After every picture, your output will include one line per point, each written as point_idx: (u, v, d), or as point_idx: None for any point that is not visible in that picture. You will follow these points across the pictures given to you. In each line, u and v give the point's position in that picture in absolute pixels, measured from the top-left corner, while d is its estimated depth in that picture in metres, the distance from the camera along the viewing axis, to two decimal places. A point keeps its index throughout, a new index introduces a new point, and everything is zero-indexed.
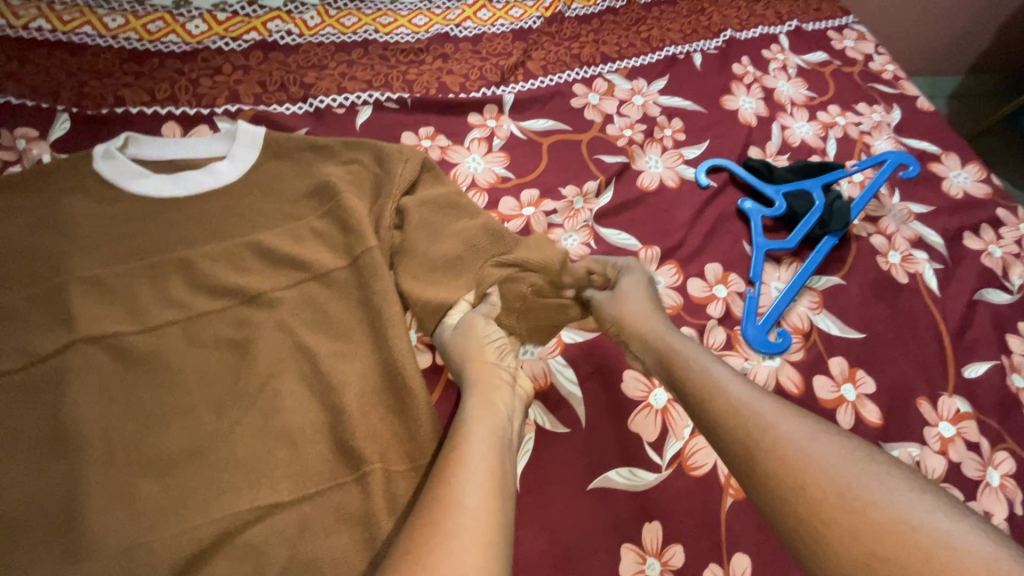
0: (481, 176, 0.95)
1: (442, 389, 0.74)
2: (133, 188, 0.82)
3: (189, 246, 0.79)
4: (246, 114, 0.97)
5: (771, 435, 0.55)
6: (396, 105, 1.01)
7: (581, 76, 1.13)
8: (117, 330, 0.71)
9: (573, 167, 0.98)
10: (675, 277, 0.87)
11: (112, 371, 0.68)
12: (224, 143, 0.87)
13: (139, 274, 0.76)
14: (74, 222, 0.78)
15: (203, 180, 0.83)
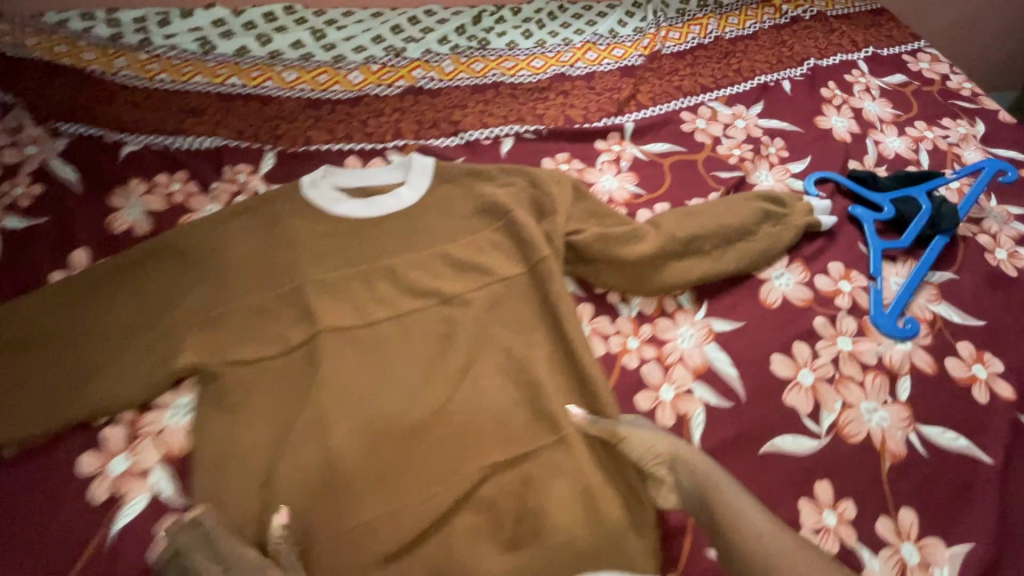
0: (617, 193, 1.08)
1: (617, 373, 0.84)
2: (338, 211, 0.98)
3: (389, 257, 0.94)
4: (411, 147, 1.14)
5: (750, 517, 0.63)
6: (533, 135, 1.17)
7: (686, 104, 1.27)
8: (346, 324, 0.85)
9: (695, 183, 1.11)
10: (802, 274, 0.96)
11: (348, 356, 0.83)
12: (400, 173, 1.03)
13: (354, 279, 0.91)
14: (296, 238, 0.94)
15: (389, 204, 0.99)
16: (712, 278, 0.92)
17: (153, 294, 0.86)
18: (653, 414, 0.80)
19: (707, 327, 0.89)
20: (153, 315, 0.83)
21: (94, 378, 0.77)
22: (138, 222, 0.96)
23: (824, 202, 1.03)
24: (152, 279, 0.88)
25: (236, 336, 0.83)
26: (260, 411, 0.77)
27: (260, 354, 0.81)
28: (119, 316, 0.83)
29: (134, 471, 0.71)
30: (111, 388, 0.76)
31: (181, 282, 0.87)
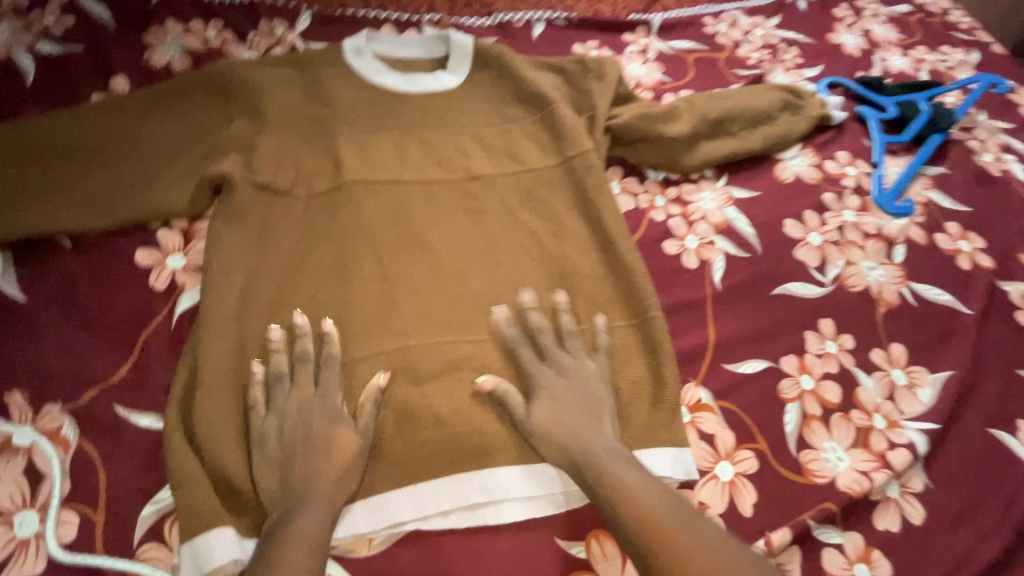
0: (644, 78, 1.13)
1: (645, 225, 0.90)
2: (379, 80, 0.96)
3: (427, 110, 0.96)
4: (446, 23, 1.15)
5: (700, 553, 0.57)
6: (564, 23, 1.19)
7: (710, 10, 1.31)
8: (389, 163, 0.88)
9: (716, 77, 1.17)
10: (813, 158, 1.03)
11: (392, 189, 0.86)
12: (440, 53, 1.02)
13: (392, 127, 0.93)
14: (334, 80, 0.94)
15: (430, 84, 0.98)
16: (736, 154, 0.98)
17: (194, 123, 0.83)
18: (678, 257, 0.86)
19: (728, 193, 0.96)
20: (195, 139, 0.82)
21: (142, 187, 0.77)
22: (176, 60, 0.96)
23: (837, 99, 1.10)
24: (193, 112, 0.84)
25: (280, 159, 0.84)
26: (306, 228, 0.80)
27: (305, 179, 0.84)
28: (161, 138, 0.81)
29: (192, 271, 0.76)
30: (160, 197, 0.77)
31: (221, 114, 0.85)
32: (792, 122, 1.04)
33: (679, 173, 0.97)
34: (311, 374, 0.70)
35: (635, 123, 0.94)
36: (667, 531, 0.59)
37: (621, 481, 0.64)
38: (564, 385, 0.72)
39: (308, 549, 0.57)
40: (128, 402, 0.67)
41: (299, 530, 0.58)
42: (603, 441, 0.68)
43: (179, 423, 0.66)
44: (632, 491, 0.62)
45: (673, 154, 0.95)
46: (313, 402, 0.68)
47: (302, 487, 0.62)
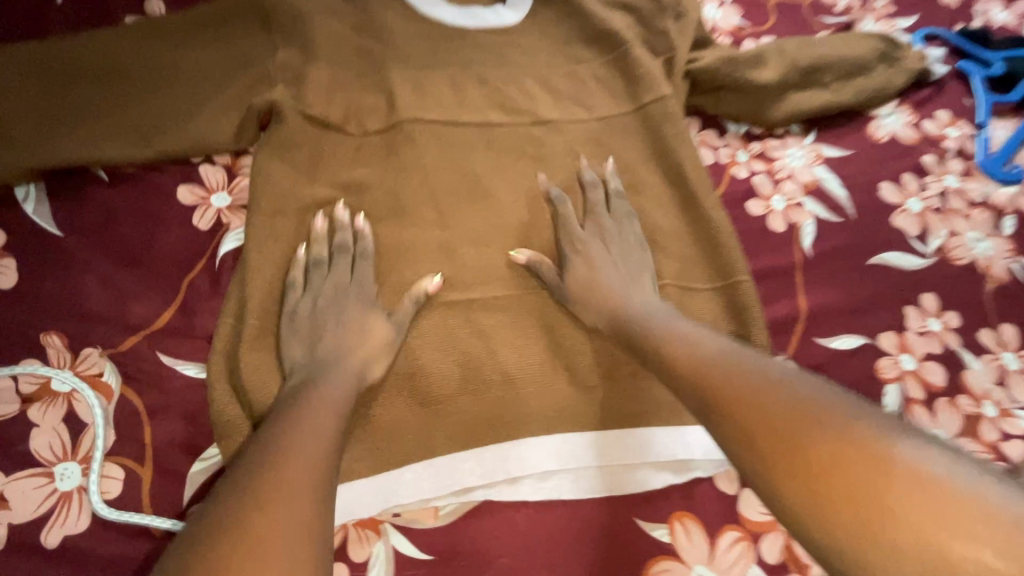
0: (721, 23, 1.02)
1: (726, 183, 0.82)
2: (433, 12, 0.87)
3: (487, 47, 0.87)
4: None
5: (824, 417, 0.47)
6: None
7: None
8: (450, 104, 0.81)
9: (799, 25, 1.05)
10: (911, 116, 0.93)
11: (453, 132, 0.79)
12: None
13: (448, 66, 0.84)
14: (388, 10, 0.85)
15: (489, 17, 0.88)
16: (828, 107, 0.88)
17: (235, 49, 0.77)
18: (764, 220, 0.78)
19: (817, 151, 0.86)
20: (236, 69, 0.75)
21: (183, 119, 0.72)
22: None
23: (939, 52, 0.98)
24: (232, 35, 0.77)
25: (333, 96, 0.77)
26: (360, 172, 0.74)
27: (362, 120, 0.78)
28: (201, 66, 0.74)
29: (236, 210, 0.70)
30: (202, 131, 0.72)
31: (264, 41, 0.78)
32: (889, 75, 0.93)
33: (762, 127, 0.88)
34: (346, 266, 0.68)
35: (719, 68, 0.84)
36: (800, 413, 0.48)
37: (689, 351, 0.59)
38: (609, 285, 0.69)
39: (330, 414, 0.55)
40: (171, 347, 0.62)
41: (322, 398, 0.56)
42: (652, 313, 0.66)
43: (225, 368, 0.62)
44: (721, 375, 0.54)
45: (758, 104, 0.85)
46: (348, 289, 0.66)
47: (331, 354, 0.61)
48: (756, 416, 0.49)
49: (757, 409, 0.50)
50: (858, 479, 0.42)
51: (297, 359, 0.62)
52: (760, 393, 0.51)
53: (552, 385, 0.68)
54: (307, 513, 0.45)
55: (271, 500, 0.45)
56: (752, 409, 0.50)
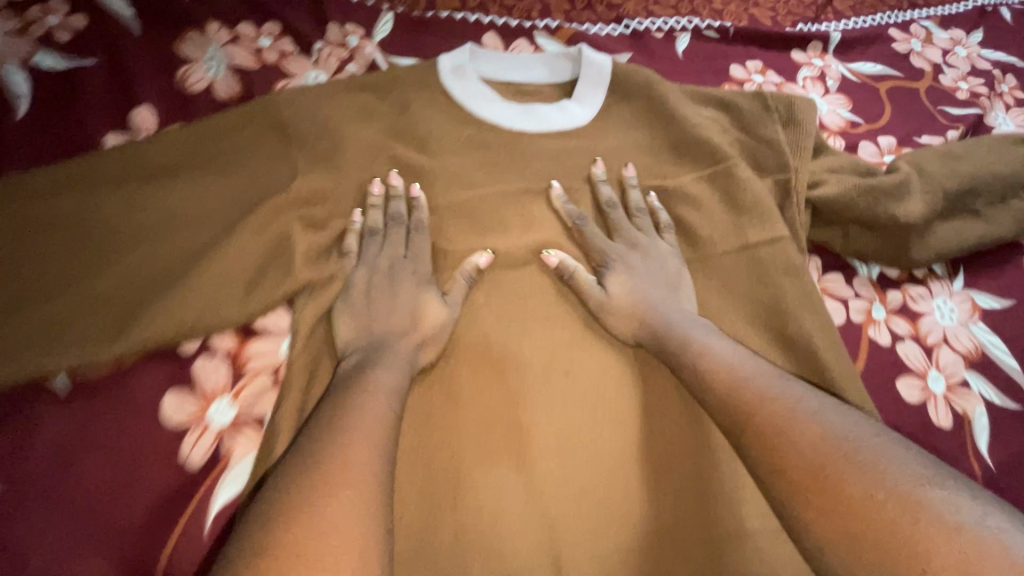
0: (828, 117, 0.84)
1: (867, 351, 0.64)
2: (487, 114, 0.70)
3: (557, 161, 0.71)
4: (565, 32, 0.87)
5: (844, 449, 0.42)
6: (716, 34, 0.91)
7: (895, 21, 1.00)
8: (518, 240, 0.67)
9: (921, 115, 0.87)
10: None
11: (522, 276, 0.66)
12: (566, 75, 0.76)
13: (507, 192, 0.69)
14: (437, 119, 0.70)
15: (554, 117, 0.72)
16: (982, 244, 0.70)
17: (248, 181, 0.62)
18: (924, 411, 0.61)
19: (971, 302, 0.69)
20: (249, 207, 0.61)
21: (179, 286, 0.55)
22: (222, 81, 0.70)
23: None
24: (246, 162, 0.63)
25: (377, 239, 0.63)
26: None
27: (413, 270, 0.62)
28: (205, 205, 0.60)
29: (244, 425, 0.55)
30: (205, 304, 0.56)
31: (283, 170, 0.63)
32: None
33: (900, 269, 0.70)
34: (400, 237, 0.64)
35: (853, 199, 0.67)
36: (828, 460, 0.42)
37: (710, 364, 0.54)
38: (659, 278, 0.65)
39: (390, 397, 0.50)
40: None
41: (376, 383, 0.50)
42: (679, 309, 0.62)
43: None
44: (744, 386, 0.51)
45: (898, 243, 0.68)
46: (404, 266, 0.62)
47: (384, 334, 0.57)
48: (761, 426, 0.47)
49: (778, 425, 0.46)
50: (871, 529, 0.38)
51: (352, 339, 0.57)
52: (770, 405, 0.48)
53: (619, 456, 0.59)
54: (364, 502, 0.40)
55: (322, 504, 0.39)
56: (768, 424, 0.47)
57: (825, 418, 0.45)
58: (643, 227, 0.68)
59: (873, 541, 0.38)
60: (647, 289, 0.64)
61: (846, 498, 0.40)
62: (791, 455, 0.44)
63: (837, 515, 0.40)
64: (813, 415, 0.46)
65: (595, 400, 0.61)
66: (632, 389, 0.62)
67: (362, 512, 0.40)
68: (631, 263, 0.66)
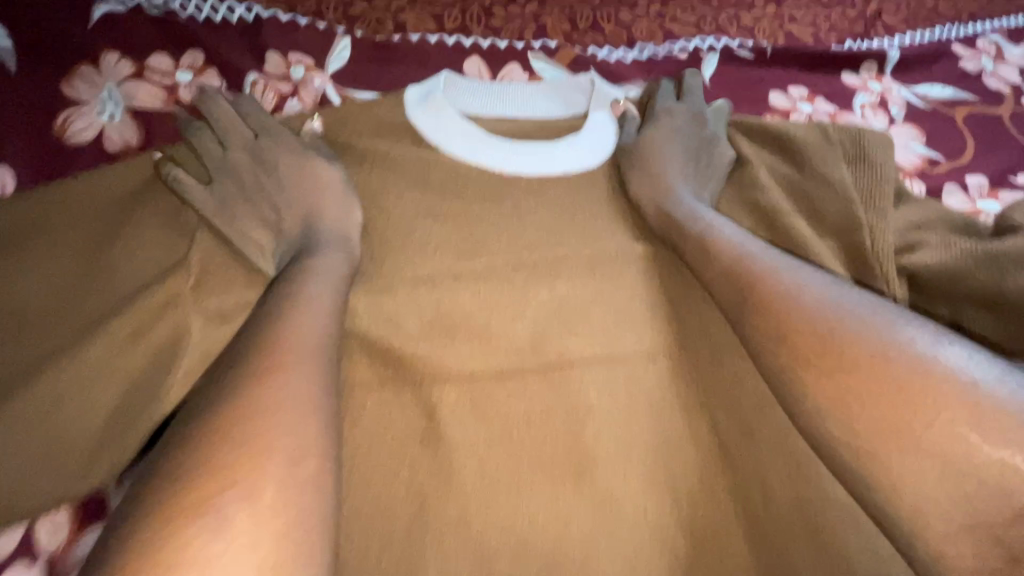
0: (899, 156, 0.68)
1: None
2: (475, 159, 0.60)
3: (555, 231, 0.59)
4: (568, 54, 0.71)
5: (858, 335, 0.44)
6: (751, 54, 0.75)
7: (958, 35, 0.84)
8: (510, 327, 0.54)
9: (1011, 148, 0.70)
10: None
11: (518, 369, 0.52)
12: (567, 105, 0.66)
13: (492, 274, 0.56)
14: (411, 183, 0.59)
15: (555, 156, 0.62)
16: None
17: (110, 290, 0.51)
18: None
19: None
20: (101, 323, 0.49)
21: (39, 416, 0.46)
22: (122, 129, 0.56)
23: None
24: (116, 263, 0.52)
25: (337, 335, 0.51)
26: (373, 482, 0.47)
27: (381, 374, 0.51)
28: (65, 318, 0.50)
29: None
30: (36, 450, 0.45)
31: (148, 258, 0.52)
32: None
33: None
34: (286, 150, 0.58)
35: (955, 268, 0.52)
36: (835, 337, 0.44)
37: (728, 256, 0.53)
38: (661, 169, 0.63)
39: (322, 290, 0.49)
40: None
41: (309, 296, 0.48)
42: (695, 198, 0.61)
43: None
44: (762, 277, 0.50)
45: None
46: (331, 189, 0.57)
47: (314, 236, 0.54)
48: (769, 311, 0.48)
49: (792, 313, 0.47)
50: (888, 404, 0.41)
51: (267, 245, 0.55)
52: (787, 294, 0.48)
53: None
54: (307, 387, 0.42)
55: (263, 410, 0.40)
56: (781, 315, 0.47)
57: (840, 301, 0.47)
58: (686, 114, 0.67)
59: (882, 411, 0.41)
60: (667, 160, 0.64)
61: (853, 377, 0.43)
62: (799, 337, 0.46)
63: (839, 384, 0.43)
64: (829, 295, 0.48)
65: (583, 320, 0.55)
66: (653, 441, 0.50)
67: (293, 423, 0.41)
68: (670, 136, 0.66)
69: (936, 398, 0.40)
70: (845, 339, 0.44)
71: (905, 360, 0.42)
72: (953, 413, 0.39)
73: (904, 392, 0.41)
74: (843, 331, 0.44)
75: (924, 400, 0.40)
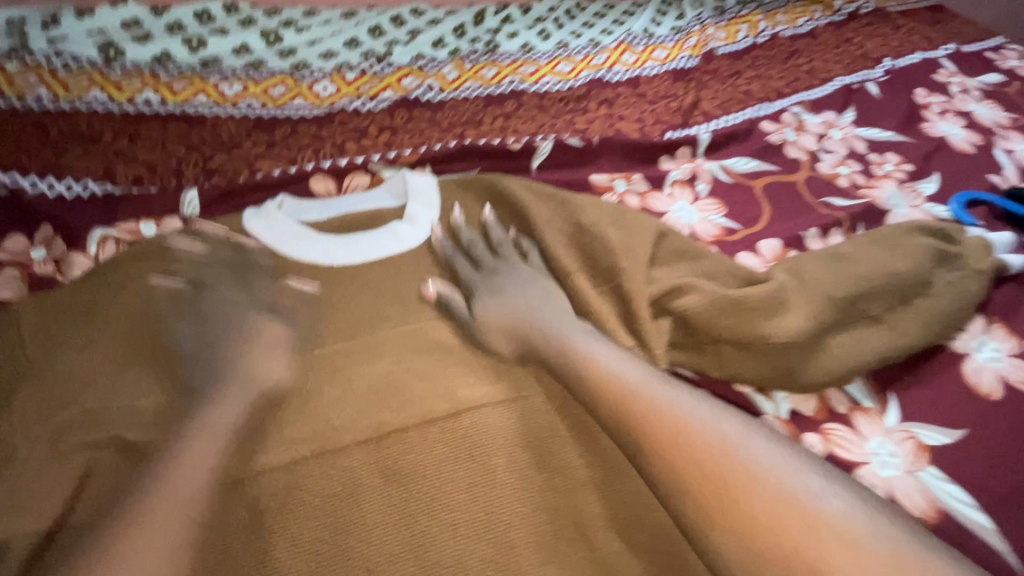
0: (700, 227, 0.76)
1: None
2: (301, 253, 0.67)
3: (387, 329, 0.63)
4: (407, 159, 0.79)
5: (753, 474, 0.44)
6: (579, 142, 0.84)
7: (765, 112, 0.98)
8: (340, 440, 0.54)
9: (802, 211, 0.80)
10: (1012, 343, 0.65)
11: (346, 474, 0.52)
12: (390, 197, 0.74)
13: (325, 374, 0.58)
14: (248, 308, 0.61)
15: (380, 245, 0.69)
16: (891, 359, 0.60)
17: None
18: None
19: (913, 439, 0.56)
20: None
21: None
22: None
23: (1005, 238, 0.74)
24: None
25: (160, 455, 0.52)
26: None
27: None
28: None
29: None
30: None
31: None
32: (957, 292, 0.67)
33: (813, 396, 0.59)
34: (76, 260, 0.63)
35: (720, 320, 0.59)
36: (731, 478, 0.43)
37: (616, 379, 0.52)
38: (520, 301, 0.63)
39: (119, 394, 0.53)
40: None
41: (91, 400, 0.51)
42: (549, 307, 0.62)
43: None
44: (652, 405, 0.49)
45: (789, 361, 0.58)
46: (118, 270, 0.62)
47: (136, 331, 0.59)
48: (668, 447, 0.46)
49: (688, 447, 0.46)
50: (766, 522, 0.41)
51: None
52: (681, 425, 0.47)
53: None
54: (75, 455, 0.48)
55: None
56: (682, 448, 0.46)
57: (728, 428, 0.47)
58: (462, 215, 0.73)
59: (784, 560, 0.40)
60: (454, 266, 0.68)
61: (754, 524, 0.41)
62: (702, 477, 0.44)
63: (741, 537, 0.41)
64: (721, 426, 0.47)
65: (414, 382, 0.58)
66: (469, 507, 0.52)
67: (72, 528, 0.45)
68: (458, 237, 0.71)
69: (836, 546, 0.39)
70: (743, 483, 0.43)
71: (801, 504, 0.42)
72: (854, 563, 0.38)
73: (804, 541, 0.40)
74: (741, 467, 0.44)
75: (826, 547, 0.39)
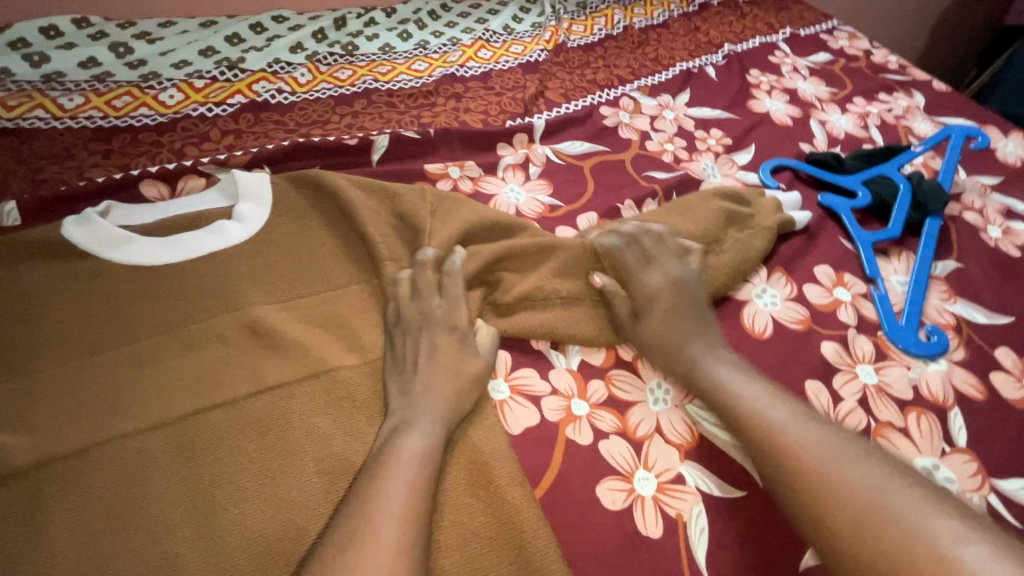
0: (526, 206, 0.82)
1: (561, 454, 0.57)
2: (122, 257, 0.66)
3: (197, 313, 0.64)
4: (239, 158, 0.82)
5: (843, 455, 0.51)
6: (416, 134, 0.88)
7: (605, 98, 1.05)
8: (137, 424, 0.55)
9: (624, 186, 0.87)
10: (789, 287, 0.74)
11: (138, 454, 0.53)
12: (220, 197, 0.74)
13: (130, 363, 0.59)
14: (55, 306, 0.62)
15: (208, 242, 0.68)
16: None
17: None
18: (659, 522, 0.54)
19: None
20: None
21: None
22: None
23: (793, 197, 0.83)
24: None
25: None
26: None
27: None
28: None
29: None
30: None
31: None
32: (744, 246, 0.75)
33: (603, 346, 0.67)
34: None
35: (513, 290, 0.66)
36: (826, 458, 0.51)
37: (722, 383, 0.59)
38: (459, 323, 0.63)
39: None
40: None
41: None
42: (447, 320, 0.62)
43: None
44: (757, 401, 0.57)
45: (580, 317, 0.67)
46: None
47: None
48: (788, 434, 0.53)
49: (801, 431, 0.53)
50: (869, 489, 0.48)
51: None
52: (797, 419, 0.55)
53: None
54: None
55: None
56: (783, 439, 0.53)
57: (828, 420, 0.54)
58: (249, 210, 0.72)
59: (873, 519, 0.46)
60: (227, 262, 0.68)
61: (848, 493, 0.48)
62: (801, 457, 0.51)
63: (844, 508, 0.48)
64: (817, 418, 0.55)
65: (222, 363, 0.60)
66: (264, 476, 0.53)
67: None
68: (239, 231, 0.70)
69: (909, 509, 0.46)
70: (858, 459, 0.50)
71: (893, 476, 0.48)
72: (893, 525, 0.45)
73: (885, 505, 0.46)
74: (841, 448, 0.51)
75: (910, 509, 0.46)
